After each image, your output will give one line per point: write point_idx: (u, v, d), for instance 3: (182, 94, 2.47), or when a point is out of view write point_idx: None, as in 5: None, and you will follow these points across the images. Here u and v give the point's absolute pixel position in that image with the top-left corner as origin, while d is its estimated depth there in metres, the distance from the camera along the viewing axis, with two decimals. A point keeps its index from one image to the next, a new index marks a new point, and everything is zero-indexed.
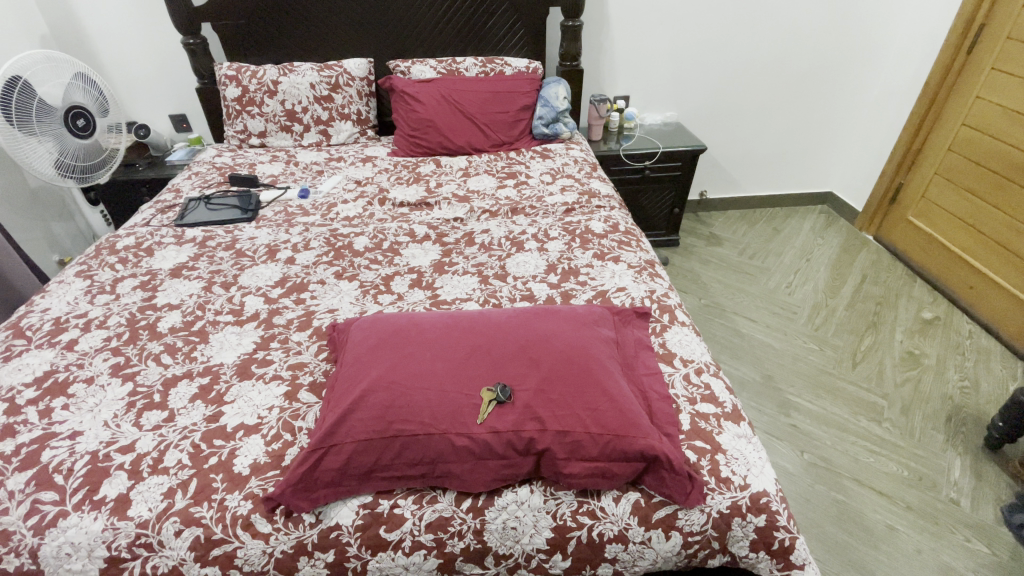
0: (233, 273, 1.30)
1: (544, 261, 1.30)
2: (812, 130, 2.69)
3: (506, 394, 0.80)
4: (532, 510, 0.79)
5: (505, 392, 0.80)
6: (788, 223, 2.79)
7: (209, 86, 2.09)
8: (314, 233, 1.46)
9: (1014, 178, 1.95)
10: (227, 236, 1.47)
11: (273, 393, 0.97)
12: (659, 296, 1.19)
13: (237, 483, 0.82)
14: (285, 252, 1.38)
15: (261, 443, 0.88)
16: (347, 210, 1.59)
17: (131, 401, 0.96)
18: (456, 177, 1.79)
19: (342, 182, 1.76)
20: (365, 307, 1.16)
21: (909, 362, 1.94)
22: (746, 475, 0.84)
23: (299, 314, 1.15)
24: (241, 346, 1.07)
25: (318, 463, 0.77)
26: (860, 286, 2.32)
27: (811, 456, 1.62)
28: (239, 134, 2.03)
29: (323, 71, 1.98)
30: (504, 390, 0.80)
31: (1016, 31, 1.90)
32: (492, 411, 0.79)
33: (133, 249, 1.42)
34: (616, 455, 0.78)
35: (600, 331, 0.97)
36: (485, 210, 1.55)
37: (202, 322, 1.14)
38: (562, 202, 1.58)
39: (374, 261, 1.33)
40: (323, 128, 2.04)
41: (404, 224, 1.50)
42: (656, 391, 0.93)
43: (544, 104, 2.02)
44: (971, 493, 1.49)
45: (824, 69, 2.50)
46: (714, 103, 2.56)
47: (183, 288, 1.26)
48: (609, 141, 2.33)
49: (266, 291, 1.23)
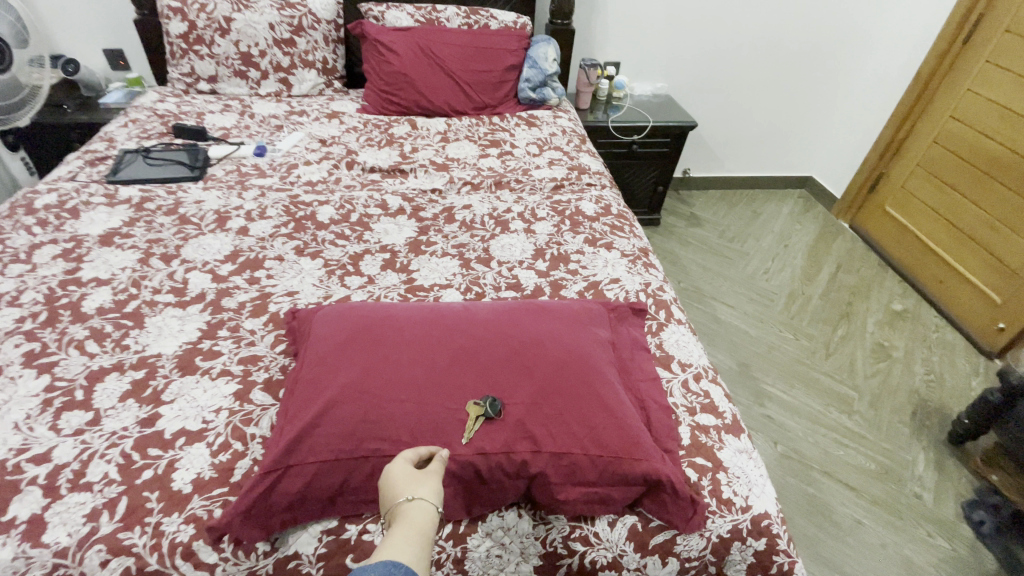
0: (175, 243, 1.13)
1: (532, 245, 1.19)
2: (800, 111, 2.63)
3: (494, 409, 0.70)
4: (520, 536, 0.72)
5: (495, 407, 0.70)
6: (768, 206, 2.76)
7: (149, 18, 1.82)
8: (271, 199, 1.30)
9: (995, 175, 1.94)
10: (169, 198, 1.29)
11: (221, 392, 0.84)
12: (655, 290, 1.10)
13: (175, 503, 0.70)
14: (237, 221, 1.21)
15: (206, 454, 0.76)
16: (310, 173, 1.42)
17: (47, 399, 0.81)
18: (433, 141, 1.63)
19: (304, 141, 1.57)
20: (330, 291, 1.03)
21: (878, 354, 1.96)
22: (747, 496, 0.78)
23: (253, 297, 1.01)
24: (183, 333, 0.93)
25: (274, 486, 0.66)
26: (836, 274, 2.32)
27: (784, 448, 1.62)
28: (185, 78, 1.79)
29: (284, 10, 1.74)
30: (494, 405, 0.70)
31: (1016, 23, 1.85)
32: (479, 429, 0.69)
33: (54, 208, 1.22)
34: (616, 479, 0.70)
35: (597, 332, 0.87)
36: (466, 182, 1.41)
37: (136, 303, 0.98)
38: (550, 177, 1.46)
39: (341, 236, 1.19)
40: (283, 76, 1.81)
41: (375, 193, 1.35)
42: (655, 400, 0.85)
43: (531, 65, 1.84)
44: (933, 487, 1.52)
45: (818, 47, 2.41)
46: (705, 76, 2.44)
47: (115, 259, 1.08)
48: (596, 111, 2.20)
49: (214, 266, 1.08)
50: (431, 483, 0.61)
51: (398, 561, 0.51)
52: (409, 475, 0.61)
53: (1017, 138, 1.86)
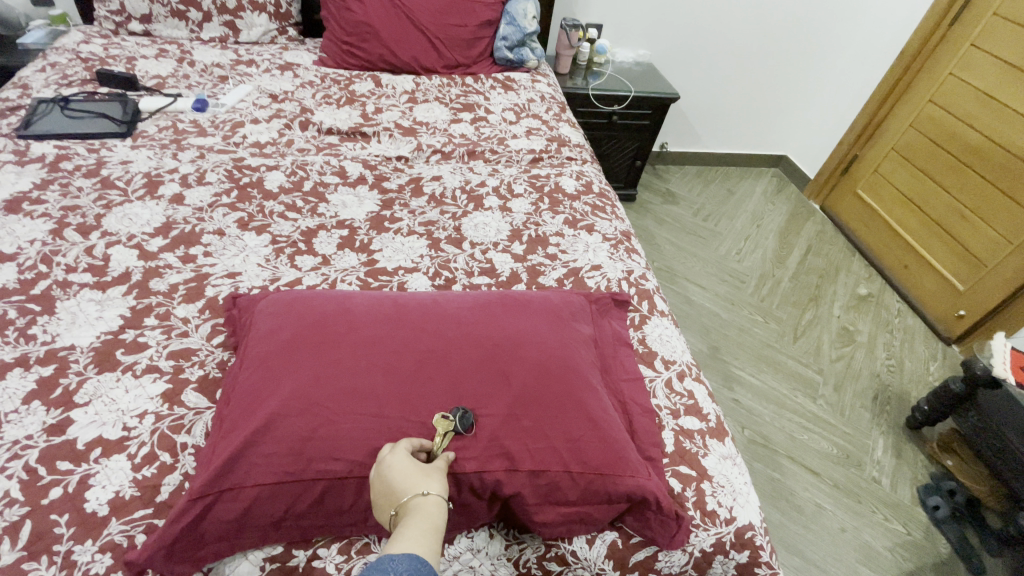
0: (96, 211, 0.98)
1: (507, 225, 1.09)
2: (781, 88, 2.56)
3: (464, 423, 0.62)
4: (490, 558, 0.65)
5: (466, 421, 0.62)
6: (743, 184, 2.72)
7: None
8: (212, 162, 1.14)
9: (969, 163, 1.94)
10: (90, 157, 1.11)
11: (147, 393, 0.72)
12: (637, 278, 1.03)
13: (89, 529, 0.60)
14: (171, 186, 1.06)
15: (127, 468, 0.65)
16: (258, 133, 1.26)
17: None
18: (399, 102, 1.48)
19: (252, 95, 1.39)
20: (278, 273, 0.91)
21: (844, 337, 1.98)
22: (731, 507, 0.74)
23: (187, 279, 0.88)
24: (102, 322, 0.80)
25: (206, 513, 0.57)
26: (806, 257, 2.32)
27: (752, 432, 1.62)
28: (113, 15, 1.56)
29: None
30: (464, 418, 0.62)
31: (1004, 8, 1.82)
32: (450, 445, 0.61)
33: None
34: (598, 497, 0.64)
35: (579, 328, 0.80)
36: (435, 150, 1.28)
37: (47, 283, 0.84)
38: (527, 148, 1.35)
39: (292, 208, 1.06)
40: (229, 19, 1.61)
41: (332, 158, 1.21)
42: (638, 402, 0.79)
43: (509, 21, 1.69)
44: (891, 472, 1.56)
45: (806, 20, 2.33)
46: (689, 45, 2.34)
47: (22, 229, 0.92)
48: (576, 77, 2.07)
49: (142, 241, 0.94)
50: (439, 479, 0.56)
51: (418, 557, 0.46)
52: (415, 469, 0.55)
53: (994, 126, 1.85)
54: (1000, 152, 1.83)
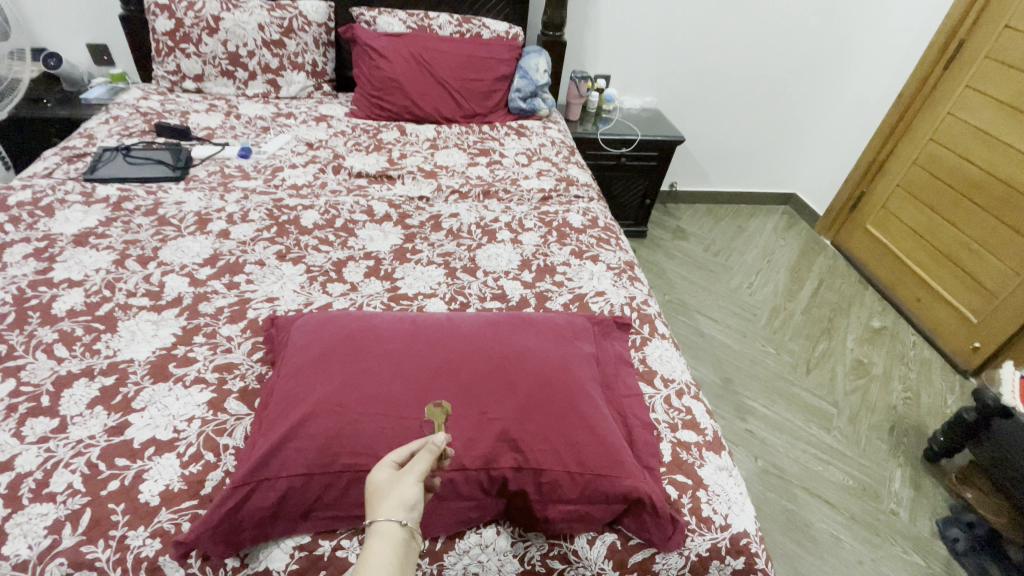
0: (153, 244, 1.11)
1: (518, 256, 1.19)
2: (785, 129, 2.67)
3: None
4: (497, 554, 0.70)
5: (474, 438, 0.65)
6: (753, 221, 2.79)
7: (136, 14, 1.80)
8: (254, 202, 1.27)
9: (974, 198, 1.98)
10: (148, 198, 1.26)
11: (194, 401, 0.81)
12: (639, 304, 1.10)
13: (142, 517, 0.68)
14: (218, 223, 1.19)
15: (176, 465, 0.73)
16: (296, 176, 1.40)
17: (11, 404, 0.78)
18: (421, 148, 1.62)
19: (290, 144, 1.55)
20: (311, 298, 1.01)
21: (858, 370, 1.98)
22: (726, 514, 0.78)
23: (231, 302, 0.99)
24: (157, 339, 0.90)
25: (245, 502, 0.64)
26: (817, 291, 2.35)
27: (764, 462, 1.62)
28: (170, 76, 1.76)
29: (274, 11, 1.73)
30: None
31: (995, 51, 1.90)
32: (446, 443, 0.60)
33: (28, 206, 1.19)
34: (597, 497, 0.70)
35: (581, 346, 0.87)
36: (454, 190, 1.40)
37: (110, 306, 0.96)
38: (538, 188, 1.46)
39: (324, 242, 1.17)
40: (272, 78, 1.79)
41: (361, 199, 1.33)
42: (637, 416, 0.85)
43: (523, 75, 1.85)
44: (909, 504, 1.54)
45: (806, 66, 2.45)
46: (693, 92, 2.47)
47: (89, 260, 1.05)
48: (586, 123, 2.21)
49: (192, 270, 1.05)
50: (399, 495, 0.52)
51: None
52: (383, 487, 0.53)
53: (996, 163, 1.90)
54: (1003, 187, 1.87)
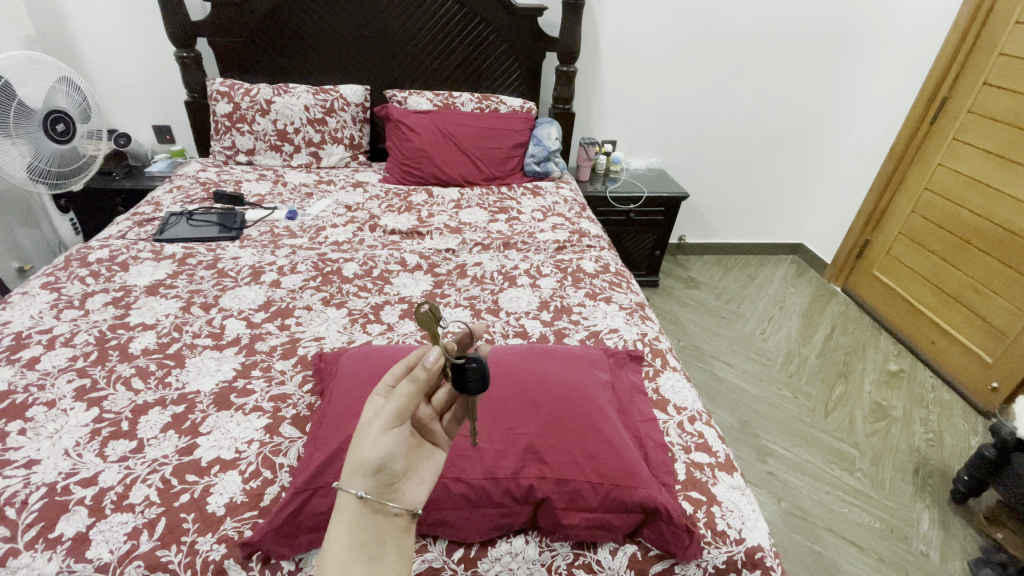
0: (214, 293, 1.25)
1: (537, 298, 1.30)
2: (786, 184, 2.81)
3: (482, 379, 0.59)
4: (526, 562, 0.77)
5: (481, 374, 0.59)
6: (762, 270, 2.88)
7: (199, 100, 2.06)
8: (301, 256, 1.43)
9: (974, 242, 2.04)
10: (209, 254, 1.42)
11: (253, 425, 0.91)
12: (651, 339, 1.19)
13: (210, 525, 0.76)
14: (270, 275, 1.34)
15: (238, 480, 0.82)
16: (337, 234, 1.56)
17: (96, 428, 0.89)
18: (447, 208, 1.78)
19: (331, 207, 1.73)
20: (353, 337, 1.13)
21: (877, 412, 1.97)
22: (740, 528, 0.83)
23: (284, 341, 1.11)
24: (220, 373, 1.02)
25: (303, 507, 0.74)
26: (831, 334, 2.38)
27: (788, 504, 1.62)
28: (225, 151, 1.99)
29: (318, 94, 1.97)
30: (480, 367, 0.59)
31: (977, 105, 2.01)
32: (435, 367, 0.56)
33: (106, 262, 1.35)
34: (615, 506, 0.76)
35: (597, 374, 0.96)
36: (477, 243, 1.54)
37: (178, 345, 1.08)
38: (553, 239, 1.59)
39: (363, 289, 1.30)
40: (314, 151, 2.02)
41: (395, 252, 1.48)
42: (652, 438, 0.92)
43: (536, 143, 2.05)
44: (940, 546, 1.52)
45: (800, 126, 2.62)
46: (696, 152, 2.65)
47: (160, 307, 1.19)
48: (596, 183, 2.40)
49: (248, 314, 1.19)
50: (355, 463, 0.52)
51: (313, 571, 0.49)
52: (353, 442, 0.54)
53: (990, 208, 1.97)
54: (1001, 231, 1.94)
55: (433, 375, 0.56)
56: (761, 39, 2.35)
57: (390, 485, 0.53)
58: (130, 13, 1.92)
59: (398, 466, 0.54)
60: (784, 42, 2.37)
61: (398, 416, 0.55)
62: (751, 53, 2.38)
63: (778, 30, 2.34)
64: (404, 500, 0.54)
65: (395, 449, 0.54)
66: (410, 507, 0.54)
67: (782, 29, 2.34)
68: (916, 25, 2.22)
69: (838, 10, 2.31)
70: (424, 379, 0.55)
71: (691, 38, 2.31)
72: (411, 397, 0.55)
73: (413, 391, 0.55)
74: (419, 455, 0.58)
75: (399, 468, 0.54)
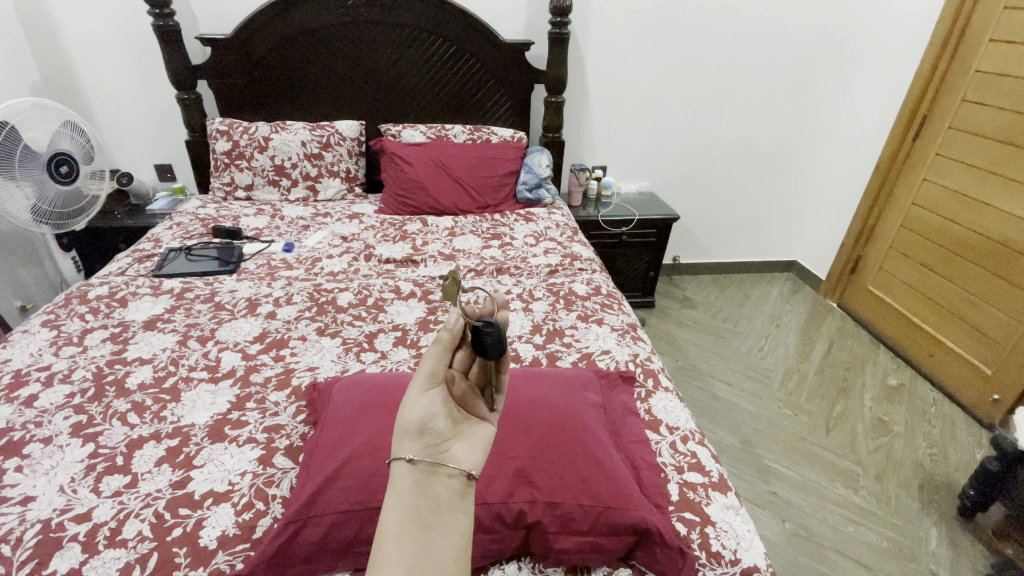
0: (211, 326, 1.27)
1: (529, 322, 1.32)
2: (778, 202, 2.84)
3: (501, 341, 0.60)
4: None
5: (498, 334, 0.60)
6: (758, 288, 2.89)
7: (198, 139, 2.11)
8: (297, 287, 1.45)
9: (964, 255, 2.05)
10: (206, 288, 1.44)
11: (246, 457, 0.92)
12: (643, 360, 1.20)
13: (201, 558, 0.76)
14: (266, 306, 1.36)
15: (231, 513, 0.82)
16: (332, 265, 1.59)
17: (91, 464, 0.90)
18: (441, 236, 1.81)
19: (328, 238, 1.76)
20: (346, 366, 1.15)
21: (879, 428, 1.95)
22: (736, 549, 0.82)
23: (278, 372, 1.13)
24: (215, 406, 1.03)
25: (294, 538, 0.74)
26: (829, 350, 2.38)
27: (793, 525, 1.59)
28: (225, 187, 2.05)
29: (314, 130, 2.03)
30: (499, 330, 0.60)
31: (957, 121, 2.06)
32: (455, 329, 0.58)
33: (106, 299, 1.38)
34: (607, 528, 0.76)
35: (589, 396, 0.97)
36: (470, 269, 1.57)
37: (174, 378, 1.10)
38: (545, 263, 1.61)
39: (358, 317, 1.32)
40: (311, 184, 2.06)
41: (389, 280, 1.50)
42: (645, 459, 0.92)
43: (528, 170, 2.10)
44: (950, 564, 1.49)
45: (787, 147, 2.68)
46: (686, 174, 2.69)
47: (157, 341, 1.21)
48: (587, 207, 2.44)
49: (244, 346, 1.21)
50: (403, 434, 0.54)
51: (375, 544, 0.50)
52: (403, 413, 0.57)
53: (979, 221, 1.99)
54: (990, 243, 1.95)
55: (455, 337, 0.58)
56: (744, 65, 2.42)
57: (438, 447, 0.55)
58: (136, 64, 2.01)
59: (441, 428, 0.56)
60: (766, 68, 2.44)
61: (431, 379, 0.57)
62: (733, 79, 2.45)
63: (759, 56, 2.41)
64: (456, 461, 0.55)
65: (435, 414, 0.56)
66: (461, 468, 0.54)
67: (762, 55, 2.41)
68: (893, 48, 2.29)
69: (816, 35, 2.39)
70: (447, 340, 0.58)
71: (674, 66, 2.39)
72: (440, 360, 0.58)
73: (439, 353, 0.58)
74: (465, 424, 0.59)
75: (441, 429, 0.55)
